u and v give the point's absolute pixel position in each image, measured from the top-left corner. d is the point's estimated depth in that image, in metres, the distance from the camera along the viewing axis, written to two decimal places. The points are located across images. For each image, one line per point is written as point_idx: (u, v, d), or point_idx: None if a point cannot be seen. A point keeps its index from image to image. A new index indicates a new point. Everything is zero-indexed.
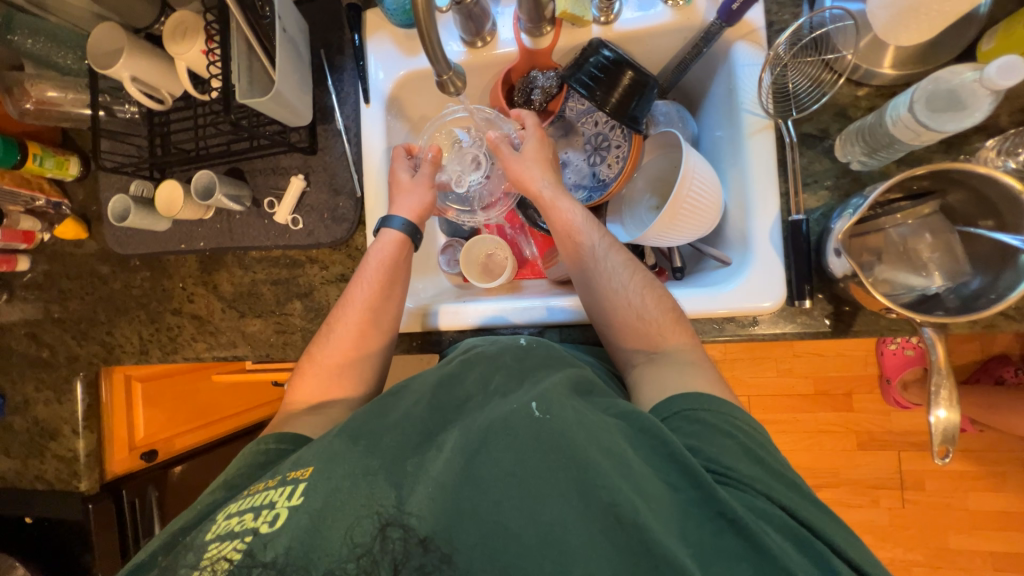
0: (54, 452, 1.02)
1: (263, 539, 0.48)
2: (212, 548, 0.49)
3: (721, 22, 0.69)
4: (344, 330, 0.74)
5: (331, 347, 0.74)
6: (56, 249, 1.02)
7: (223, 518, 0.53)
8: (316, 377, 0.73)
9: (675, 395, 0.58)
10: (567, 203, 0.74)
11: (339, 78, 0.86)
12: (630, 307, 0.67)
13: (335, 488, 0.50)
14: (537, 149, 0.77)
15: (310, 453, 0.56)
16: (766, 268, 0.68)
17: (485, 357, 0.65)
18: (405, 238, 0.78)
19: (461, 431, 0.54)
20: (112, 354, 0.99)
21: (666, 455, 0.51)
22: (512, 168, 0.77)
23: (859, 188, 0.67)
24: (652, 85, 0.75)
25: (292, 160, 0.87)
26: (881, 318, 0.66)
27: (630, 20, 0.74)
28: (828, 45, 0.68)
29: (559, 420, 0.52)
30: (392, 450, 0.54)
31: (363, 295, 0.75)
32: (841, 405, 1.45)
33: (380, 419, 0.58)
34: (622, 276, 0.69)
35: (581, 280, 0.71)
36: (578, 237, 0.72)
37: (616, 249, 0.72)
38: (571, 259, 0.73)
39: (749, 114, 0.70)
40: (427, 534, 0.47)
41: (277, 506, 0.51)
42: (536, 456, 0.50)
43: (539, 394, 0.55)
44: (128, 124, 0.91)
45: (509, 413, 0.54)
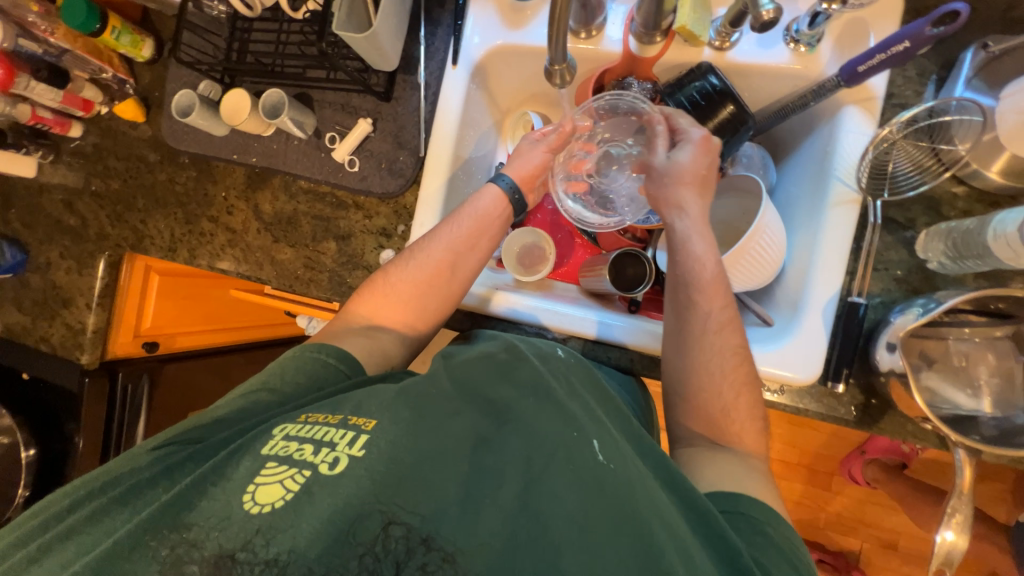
0: (64, 319, 1.04)
1: (320, 480, 0.49)
2: (270, 466, 0.51)
3: (840, 80, 0.64)
4: (421, 265, 0.71)
5: (411, 272, 0.71)
6: (111, 125, 1.02)
7: (280, 437, 0.54)
8: (378, 300, 0.72)
9: (743, 495, 0.53)
10: (702, 246, 0.65)
11: (432, 31, 0.84)
12: (719, 399, 0.61)
13: (395, 461, 0.50)
14: (693, 165, 0.66)
15: (372, 404, 0.56)
16: (807, 342, 0.66)
17: (532, 362, 0.60)
18: (506, 198, 0.76)
19: (524, 445, 0.51)
20: (142, 243, 1.00)
21: (727, 558, 0.46)
22: (651, 186, 0.69)
23: (930, 289, 0.64)
24: (749, 125, 0.71)
25: (365, 102, 0.85)
26: (909, 422, 0.64)
27: (747, 51, 0.71)
28: (944, 134, 0.65)
29: (623, 477, 0.48)
30: (455, 437, 0.53)
31: (450, 236, 0.72)
32: (821, 483, 1.44)
33: (439, 401, 0.56)
34: (723, 361, 0.61)
35: (677, 343, 0.64)
36: (694, 294, 0.64)
37: (730, 326, 0.63)
38: (674, 314, 0.65)
39: (839, 183, 0.67)
40: (429, 534, 0.46)
41: (337, 449, 0.51)
42: (597, 508, 0.46)
43: (603, 436, 0.52)
44: (212, 21, 0.89)
45: (572, 444, 0.50)
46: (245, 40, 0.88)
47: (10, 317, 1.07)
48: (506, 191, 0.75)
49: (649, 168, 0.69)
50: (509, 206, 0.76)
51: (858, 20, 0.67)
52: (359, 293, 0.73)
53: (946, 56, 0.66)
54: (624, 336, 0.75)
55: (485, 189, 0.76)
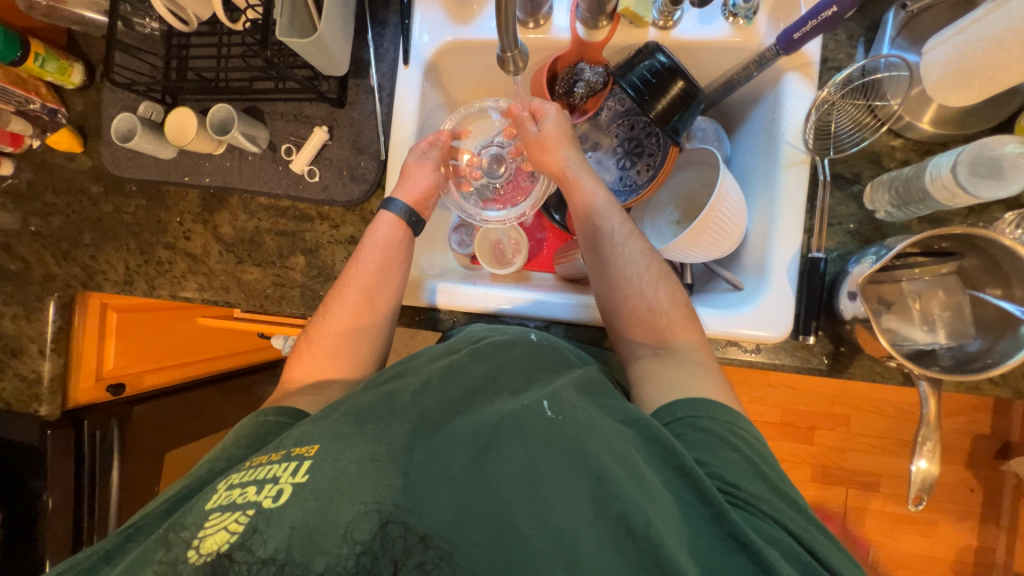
0: (15, 370, 0.96)
1: (266, 515, 0.47)
2: (214, 517, 0.48)
3: (778, 48, 0.67)
4: (341, 309, 0.73)
5: (331, 322, 0.73)
6: (46, 159, 0.96)
7: (224, 488, 0.51)
8: (314, 356, 0.71)
9: (679, 400, 0.59)
10: (590, 182, 0.74)
11: (380, 33, 0.83)
12: (642, 299, 0.68)
13: (341, 472, 0.49)
14: (556, 126, 0.76)
15: (315, 430, 0.54)
16: (776, 299, 0.69)
17: (499, 350, 0.64)
18: (404, 223, 0.77)
19: (473, 422, 0.54)
20: (93, 280, 0.94)
21: (674, 466, 0.51)
22: (534, 150, 0.77)
23: (879, 237, 0.68)
24: (699, 99, 0.73)
25: (318, 110, 0.83)
26: (876, 364, 0.68)
27: (689, 29, 0.73)
28: (877, 91, 0.69)
29: (568, 422, 0.52)
30: (401, 437, 0.53)
31: (360, 274, 0.74)
32: (803, 438, 1.51)
33: (386, 401, 0.57)
34: (639, 265, 0.70)
35: (596, 267, 0.72)
36: (599, 219, 0.72)
37: (634, 237, 0.72)
38: (589, 247, 0.73)
39: (788, 146, 0.70)
40: (426, 532, 0.45)
41: (280, 482, 0.49)
42: (547, 457, 0.50)
43: (551, 394, 0.56)
44: (145, 40, 0.85)
45: (518, 411, 0.54)
46: (184, 56, 0.84)
47: None
48: (404, 217, 0.77)
49: (529, 143, 0.77)
50: (410, 228, 0.78)
51: None
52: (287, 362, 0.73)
53: (870, 18, 0.71)
54: None
55: (382, 219, 0.77)
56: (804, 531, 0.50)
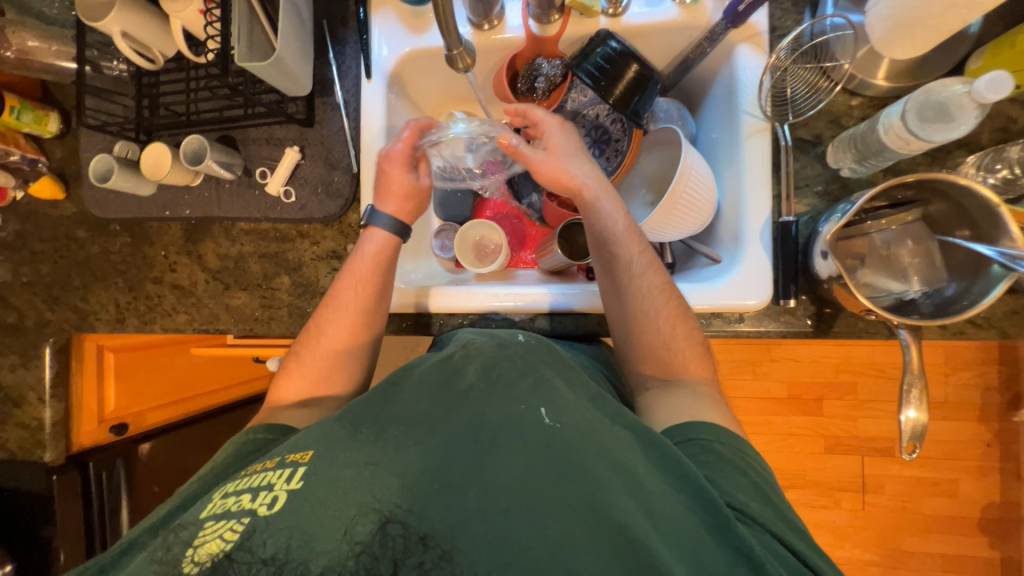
0: (17, 419, 0.98)
1: (262, 522, 0.46)
2: (209, 526, 0.47)
3: (727, 22, 0.70)
4: (331, 334, 0.74)
5: (330, 331, 0.74)
6: (30, 208, 0.98)
7: (219, 497, 0.51)
8: (303, 379, 0.72)
9: (690, 421, 0.59)
10: (611, 207, 0.71)
11: (341, 51, 0.85)
12: (658, 334, 0.67)
13: (337, 477, 0.49)
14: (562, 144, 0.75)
15: (309, 436, 0.55)
16: (754, 268, 0.70)
17: (483, 351, 0.63)
18: (394, 238, 0.77)
19: (471, 424, 0.53)
20: (86, 321, 0.96)
21: (677, 475, 0.51)
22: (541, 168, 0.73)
23: (848, 195, 0.69)
24: (655, 81, 0.75)
25: (288, 132, 0.85)
26: (858, 320, 0.68)
27: (638, 13, 0.75)
28: (828, 53, 0.70)
29: (569, 431, 0.51)
30: (397, 437, 0.53)
31: (349, 296, 0.74)
32: (811, 410, 1.50)
33: (382, 409, 0.57)
34: (656, 301, 0.68)
35: (613, 294, 0.71)
36: (617, 248, 0.70)
37: (653, 269, 0.70)
38: (605, 271, 0.71)
39: (747, 116, 0.72)
40: (426, 532, 0.46)
41: (275, 488, 0.49)
42: (546, 465, 0.49)
43: (549, 400, 0.55)
44: (115, 82, 0.88)
45: (518, 415, 0.53)
46: (153, 94, 0.87)
47: None
48: (394, 232, 0.77)
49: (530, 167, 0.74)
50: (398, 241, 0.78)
51: None
52: (284, 368, 0.75)
53: None
54: (586, 303, 0.77)
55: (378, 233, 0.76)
56: (802, 547, 0.50)
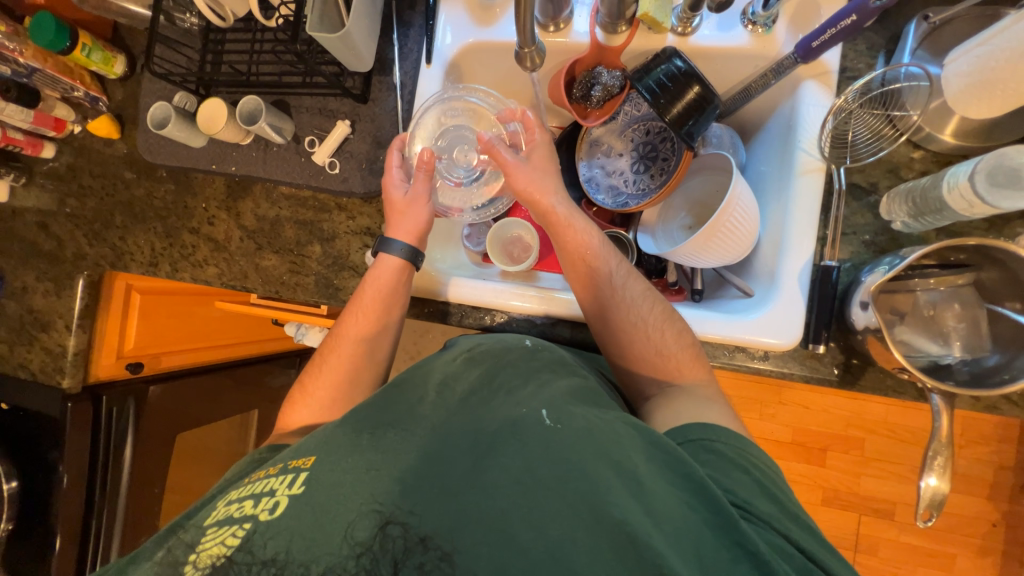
0: (43, 343, 1.02)
1: (263, 526, 0.48)
2: (212, 532, 0.50)
3: (796, 57, 0.68)
4: (339, 363, 0.75)
5: (333, 362, 0.76)
6: (84, 144, 1.01)
7: (223, 505, 0.54)
8: (311, 408, 0.74)
9: (689, 423, 0.58)
10: (582, 223, 0.72)
11: (405, 33, 0.86)
12: (648, 341, 0.67)
13: (337, 482, 0.50)
14: (541, 154, 0.77)
15: (311, 444, 0.57)
16: (787, 306, 0.68)
17: (492, 355, 0.65)
18: (405, 264, 0.76)
19: (471, 431, 0.53)
20: (121, 260, 0.99)
21: (679, 473, 0.49)
22: (517, 178, 0.74)
23: (895, 248, 0.67)
24: (714, 104, 0.73)
25: (342, 105, 0.87)
26: (887, 377, 0.67)
27: (708, 36, 0.74)
28: (897, 102, 0.68)
29: (569, 431, 0.51)
30: (396, 443, 0.53)
31: (359, 325, 0.76)
32: (813, 459, 1.47)
33: (387, 410, 0.59)
34: (640, 309, 0.68)
35: (597, 308, 0.70)
36: (594, 260, 0.70)
37: (633, 279, 0.71)
38: (586, 287, 0.71)
39: (803, 154, 0.70)
40: (427, 533, 0.45)
41: (277, 494, 0.51)
42: (546, 465, 0.48)
43: (549, 402, 0.55)
44: (184, 34, 0.90)
45: (519, 417, 0.53)
46: (218, 50, 0.89)
47: None
48: (406, 260, 0.76)
49: (507, 170, 0.75)
50: (410, 268, 0.77)
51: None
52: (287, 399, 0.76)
53: (892, 29, 0.70)
54: None
55: (385, 261, 0.77)
56: (808, 542, 0.48)
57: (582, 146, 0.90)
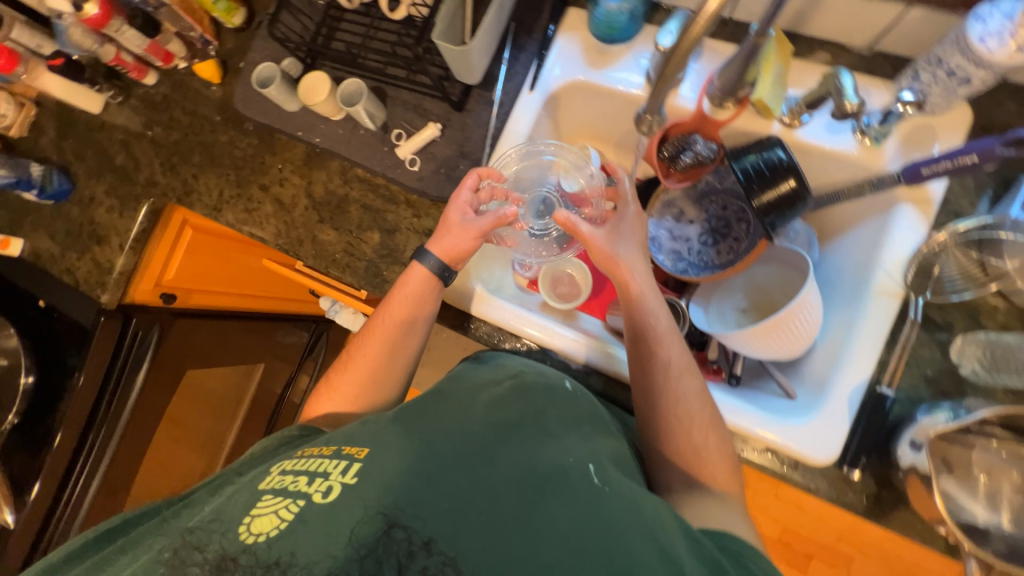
0: (94, 255, 1.07)
1: (315, 509, 0.47)
2: (267, 499, 0.49)
3: (901, 177, 0.66)
4: (361, 363, 0.76)
5: (359, 359, 0.76)
6: (185, 80, 1.06)
7: (277, 473, 0.53)
8: (335, 402, 0.75)
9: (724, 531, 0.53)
10: (654, 303, 0.71)
11: (515, 55, 0.87)
12: (691, 444, 0.64)
13: (390, 482, 0.49)
14: (625, 231, 0.75)
15: (364, 433, 0.56)
16: (831, 422, 0.66)
17: (542, 391, 0.63)
18: (432, 276, 0.76)
19: (523, 465, 0.51)
20: (188, 197, 1.02)
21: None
22: (595, 250, 0.73)
23: (957, 393, 0.65)
24: (805, 202, 0.73)
25: (437, 107, 0.88)
26: (918, 522, 0.64)
27: (815, 133, 0.74)
28: (994, 248, 0.66)
29: (618, 498, 0.49)
30: (449, 455, 0.52)
31: (383, 327, 0.76)
32: (796, 564, 1.41)
33: (429, 416, 0.58)
34: (691, 407, 0.65)
35: (644, 394, 0.67)
36: (656, 345, 0.68)
37: (689, 375, 0.67)
38: (639, 368, 0.69)
39: (884, 275, 0.69)
40: (431, 536, 0.45)
41: (329, 479, 0.50)
42: (592, 528, 0.45)
43: (596, 458, 0.53)
44: (308, 5, 0.94)
45: (567, 467, 0.51)
46: (335, 28, 0.92)
47: (42, 244, 1.10)
48: (433, 273, 0.76)
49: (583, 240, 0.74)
50: (438, 282, 0.77)
51: (925, 125, 0.70)
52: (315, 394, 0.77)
53: (1004, 174, 0.69)
54: None
55: (413, 270, 0.77)
56: None
57: (655, 204, 0.89)
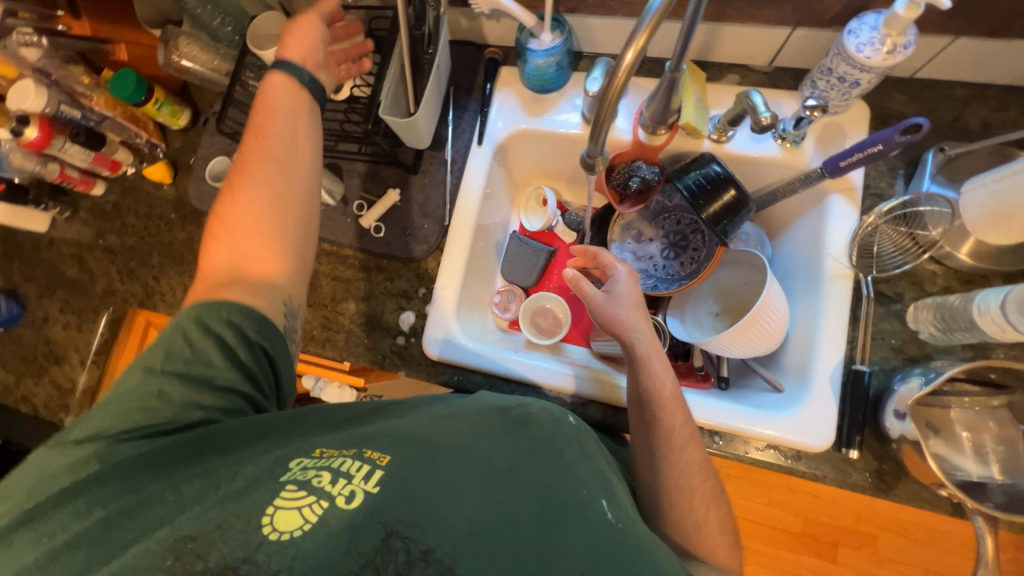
0: (53, 376, 1.01)
1: (338, 515, 0.43)
2: (286, 493, 0.45)
3: (824, 172, 0.73)
4: (274, 140, 0.67)
5: (225, 242, 0.64)
6: (135, 185, 1.05)
7: (295, 466, 0.48)
8: (226, 245, 0.63)
9: None
10: (660, 368, 0.69)
11: (459, 115, 0.93)
12: (690, 513, 0.61)
13: (412, 494, 0.45)
14: (627, 294, 0.75)
15: (391, 438, 0.51)
16: (820, 406, 0.69)
17: (549, 417, 0.56)
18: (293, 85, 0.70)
19: (541, 484, 0.48)
20: (151, 299, 0.99)
21: None
22: (598, 311, 0.73)
23: (923, 357, 0.70)
24: (749, 207, 0.79)
25: (393, 173, 0.92)
26: (921, 490, 0.66)
27: (742, 144, 0.81)
28: (919, 220, 0.72)
29: (633, 540, 0.45)
30: (468, 474, 0.48)
31: (261, 153, 0.66)
32: (824, 553, 1.39)
33: (445, 429, 0.54)
34: (691, 478, 0.63)
35: (648, 459, 0.65)
36: (659, 410, 0.66)
37: (692, 444, 0.65)
38: (642, 427, 0.66)
39: (832, 261, 0.74)
40: (431, 547, 0.42)
41: (352, 483, 0.46)
42: (609, 565, 0.42)
43: (611, 494, 0.49)
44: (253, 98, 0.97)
45: (582, 497, 0.47)
46: None
47: None
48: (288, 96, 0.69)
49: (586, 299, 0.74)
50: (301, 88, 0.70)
51: (834, 123, 0.78)
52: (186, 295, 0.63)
53: (911, 155, 0.77)
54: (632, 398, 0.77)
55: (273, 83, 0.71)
56: None
57: (615, 228, 0.94)
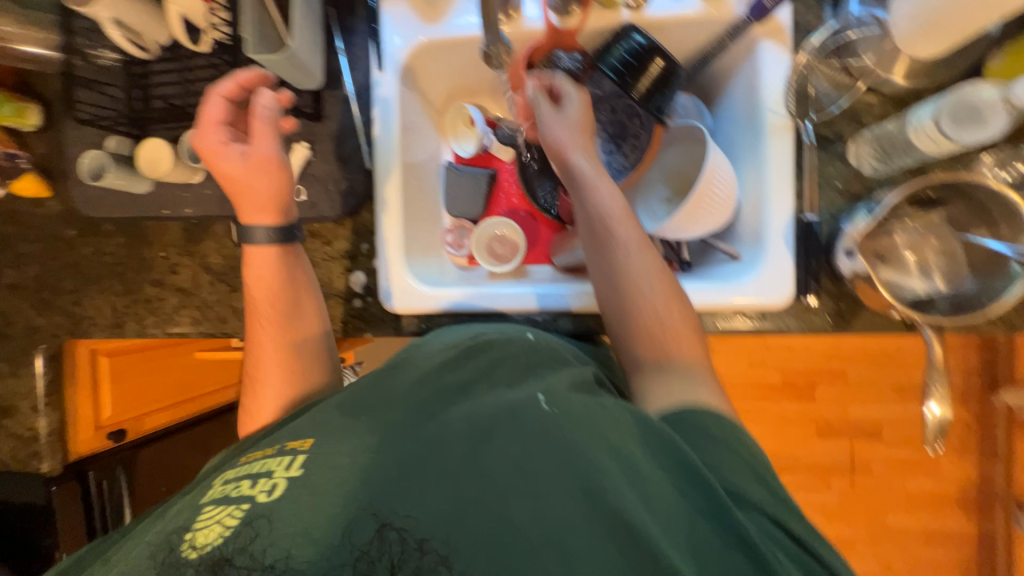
0: (8, 430, 0.96)
1: (261, 507, 0.47)
2: (207, 510, 0.48)
3: (752, 18, 0.70)
4: (269, 294, 0.72)
5: (265, 385, 0.69)
6: (11, 208, 0.91)
7: (219, 483, 0.52)
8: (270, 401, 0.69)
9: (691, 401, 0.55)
10: (607, 185, 0.66)
11: (350, 40, 0.81)
12: (655, 316, 0.63)
13: (336, 464, 0.49)
14: (579, 117, 0.70)
15: (309, 424, 0.56)
16: (778, 263, 0.70)
17: (494, 347, 0.62)
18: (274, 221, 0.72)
19: (468, 411, 0.52)
20: (80, 326, 0.91)
21: (677, 461, 0.48)
22: (547, 135, 0.69)
23: (867, 191, 0.71)
24: (678, 76, 0.75)
25: (295, 126, 0.82)
26: (878, 317, 0.70)
27: (662, 6, 0.73)
28: (851, 49, 0.70)
29: (565, 419, 0.49)
30: (396, 423, 0.53)
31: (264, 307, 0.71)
32: (805, 396, 1.51)
33: (381, 392, 0.58)
34: (650, 282, 0.64)
35: (608, 277, 0.65)
36: (611, 225, 0.65)
37: (648, 250, 0.65)
38: (597, 247, 0.66)
39: (771, 113, 0.71)
40: (389, 519, 0.45)
41: (274, 476, 0.50)
42: (543, 452, 0.47)
43: (545, 388, 0.54)
44: (103, 71, 0.82)
45: (515, 404, 0.51)
46: (146, 85, 0.82)
47: None
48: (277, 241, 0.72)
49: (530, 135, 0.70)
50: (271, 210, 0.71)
51: None
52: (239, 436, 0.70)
53: None
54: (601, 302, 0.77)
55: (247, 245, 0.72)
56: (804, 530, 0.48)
57: None
